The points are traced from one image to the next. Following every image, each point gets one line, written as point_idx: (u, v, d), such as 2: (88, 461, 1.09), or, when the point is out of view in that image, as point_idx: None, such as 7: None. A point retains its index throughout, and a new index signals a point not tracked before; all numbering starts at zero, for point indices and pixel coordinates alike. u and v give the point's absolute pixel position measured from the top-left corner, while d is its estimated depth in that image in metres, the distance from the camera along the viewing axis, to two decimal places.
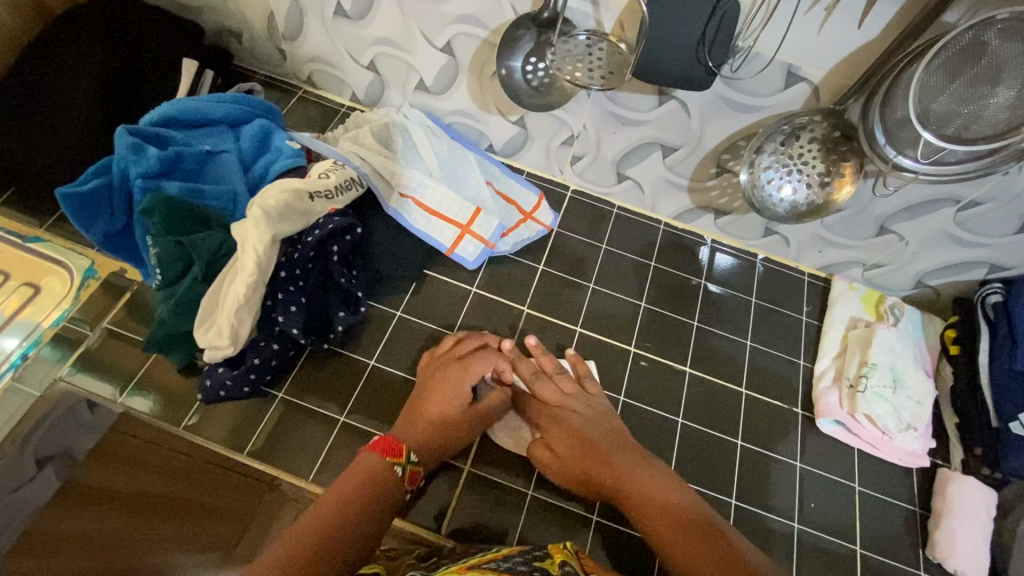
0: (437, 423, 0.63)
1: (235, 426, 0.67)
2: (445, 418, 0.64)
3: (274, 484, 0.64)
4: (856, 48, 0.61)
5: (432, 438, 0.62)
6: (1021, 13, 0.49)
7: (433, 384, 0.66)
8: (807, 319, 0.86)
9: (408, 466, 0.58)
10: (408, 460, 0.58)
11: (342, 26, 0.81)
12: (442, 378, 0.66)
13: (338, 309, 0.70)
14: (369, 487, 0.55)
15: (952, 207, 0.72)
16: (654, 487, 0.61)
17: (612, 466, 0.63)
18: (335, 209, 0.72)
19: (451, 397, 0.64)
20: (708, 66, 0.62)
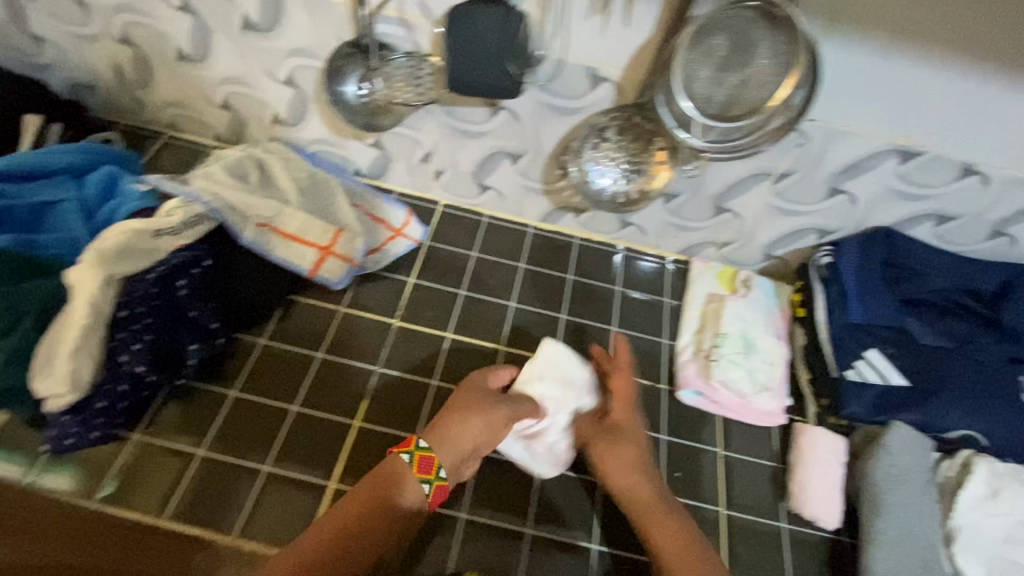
0: (465, 412, 0.67)
1: (131, 481, 0.65)
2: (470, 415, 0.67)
3: (206, 543, 0.62)
4: (642, 46, 0.66)
5: (460, 431, 0.65)
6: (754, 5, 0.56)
7: (465, 391, 0.70)
8: (670, 301, 0.91)
9: (415, 453, 0.63)
10: (415, 447, 0.63)
11: (186, 69, 0.83)
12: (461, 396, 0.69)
13: (189, 342, 0.70)
14: (398, 484, 0.61)
15: (767, 180, 0.78)
16: (665, 526, 0.63)
17: (643, 489, 0.66)
18: (182, 244, 0.73)
19: (469, 404, 0.68)
20: (511, 73, 0.66)
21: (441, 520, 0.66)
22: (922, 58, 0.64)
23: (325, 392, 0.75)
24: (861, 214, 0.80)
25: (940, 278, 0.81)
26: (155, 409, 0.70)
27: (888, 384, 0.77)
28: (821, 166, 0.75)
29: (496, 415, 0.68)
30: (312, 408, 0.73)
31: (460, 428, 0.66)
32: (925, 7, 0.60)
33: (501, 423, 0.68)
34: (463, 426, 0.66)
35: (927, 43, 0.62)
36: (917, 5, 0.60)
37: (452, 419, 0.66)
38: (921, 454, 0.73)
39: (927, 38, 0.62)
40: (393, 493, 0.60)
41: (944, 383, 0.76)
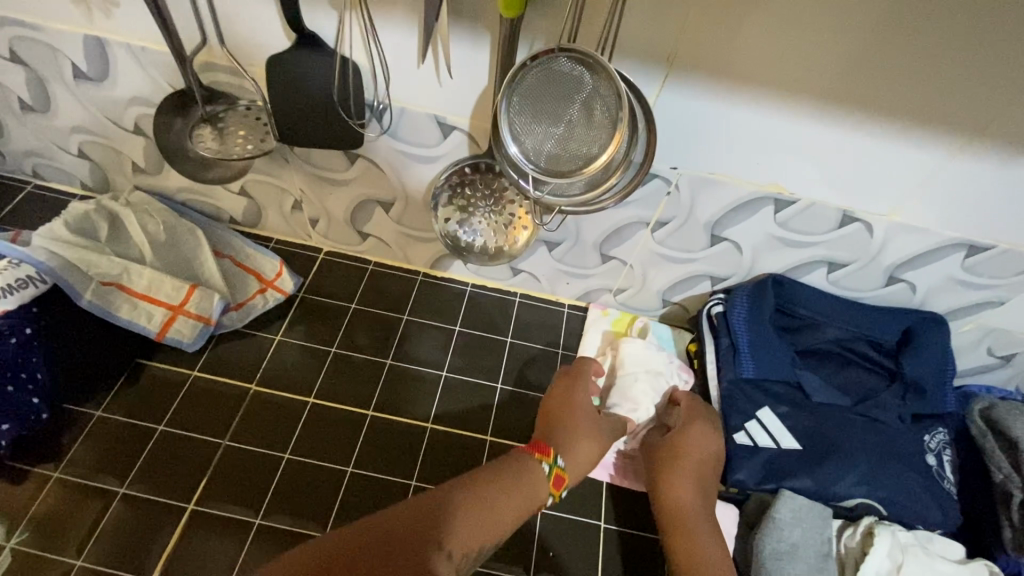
0: (586, 416, 0.64)
1: None
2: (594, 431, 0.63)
3: None
4: (481, 91, 0.61)
5: (574, 445, 0.60)
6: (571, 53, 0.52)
7: (588, 390, 0.68)
8: (564, 352, 0.86)
9: (554, 467, 0.56)
10: (553, 462, 0.57)
11: (33, 118, 0.78)
12: (579, 414, 0.64)
13: (1, 421, 0.64)
14: (516, 481, 0.54)
15: (645, 229, 0.74)
16: (689, 525, 0.60)
17: (683, 498, 0.62)
18: (2, 310, 0.67)
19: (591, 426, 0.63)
20: (349, 122, 0.63)
21: None
22: (778, 105, 0.59)
23: (162, 471, 0.69)
24: (748, 261, 0.75)
25: (836, 328, 0.75)
26: None
27: (779, 447, 0.70)
28: (695, 215, 0.70)
29: (600, 430, 0.63)
30: (143, 491, 0.68)
31: (575, 443, 0.60)
32: (766, 56, 0.55)
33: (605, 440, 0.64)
34: (591, 445, 0.61)
35: (778, 90, 0.58)
36: (760, 54, 0.55)
37: (577, 432, 0.61)
38: (814, 526, 0.66)
39: (777, 87, 0.57)
40: (495, 496, 0.52)
41: (837, 446, 0.70)
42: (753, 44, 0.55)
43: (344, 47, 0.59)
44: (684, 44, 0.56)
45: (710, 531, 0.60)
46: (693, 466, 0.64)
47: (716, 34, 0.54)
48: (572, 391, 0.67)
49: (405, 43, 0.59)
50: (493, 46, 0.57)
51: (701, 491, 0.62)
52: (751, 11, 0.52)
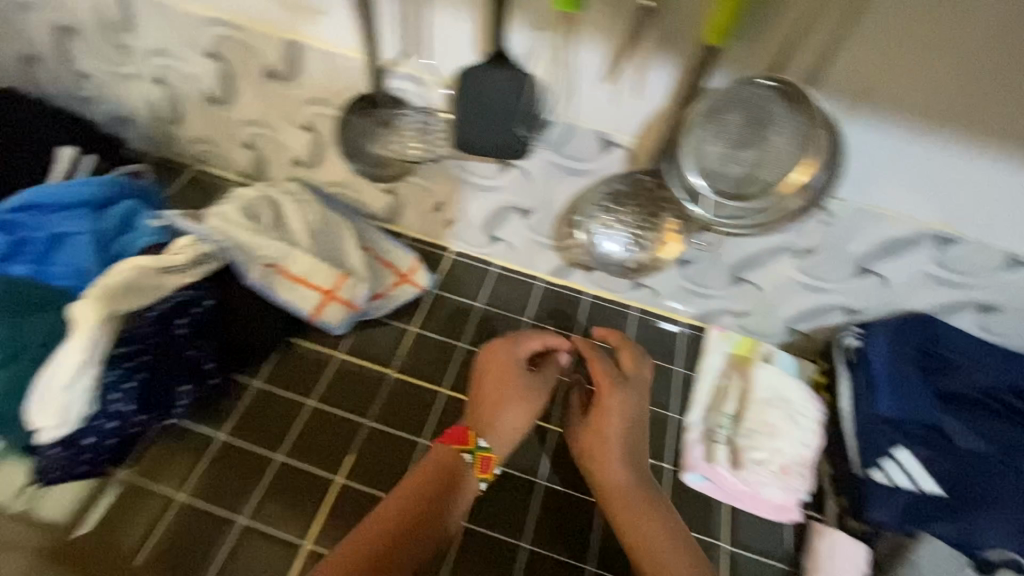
0: (490, 389, 0.69)
1: (116, 520, 0.66)
2: (524, 394, 0.70)
3: None
4: (654, 114, 0.63)
5: (499, 426, 0.67)
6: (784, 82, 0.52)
7: (490, 373, 0.71)
8: (679, 368, 0.86)
9: (475, 453, 0.65)
10: (475, 447, 0.65)
11: (214, 110, 0.86)
12: (515, 376, 0.70)
13: (182, 383, 0.70)
14: (437, 467, 0.63)
15: (789, 256, 0.74)
16: (622, 500, 0.65)
17: (612, 470, 0.66)
18: (189, 282, 0.74)
19: (513, 392, 0.69)
20: (519, 134, 0.65)
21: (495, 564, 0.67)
22: (972, 146, 0.58)
23: (313, 445, 0.74)
24: (892, 297, 0.74)
25: (982, 374, 0.73)
26: (145, 445, 0.71)
27: (919, 490, 0.69)
28: (847, 246, 0.70)
29: (532, 398, 0.70)
30: (297, 461, 0.72)
31: (510, 407, 0.68)
32: (976, 91, 0.53)
33: (535, 400, 0.70)
34: (513, 417, 0.68)
35: (975, 130, 0.56)
36: (966, 93, 0.54)
37: (501, 402, 0.68)
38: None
39: (976, 125, 0.56)
40: (445, 487, 0.62)
41: (984, 498, 0.67)
42: (964, 79, 0.53)
43: (530, 61, 0.62)
44: (888, 70, 0.54)
45: (657, 513, 0.64)
46: (620, 438, 0.68)
47: (929, 63, 0.52)
48: (486, 366, 0.72)
49: (591, 64, 0.60)
50: (682, 71, 0.58)
51: (631, 463, 0.67)
52: (973, 44, 0.51)
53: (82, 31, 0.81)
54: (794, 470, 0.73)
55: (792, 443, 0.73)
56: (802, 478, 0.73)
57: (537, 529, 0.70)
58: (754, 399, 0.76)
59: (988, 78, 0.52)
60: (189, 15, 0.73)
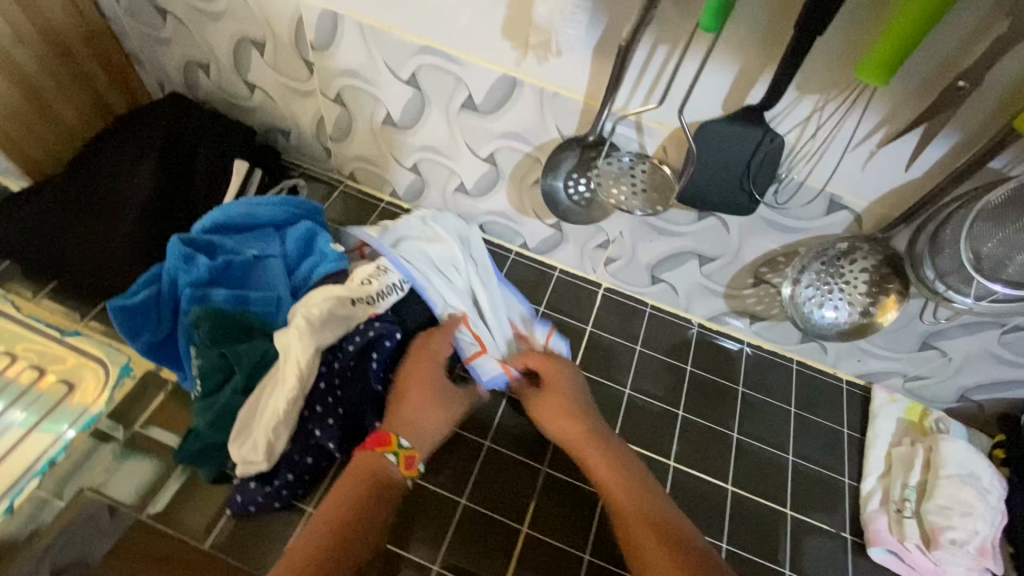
0: (422, 393, 0.66)
1: None
2: (428, 385, 0.67)
3: None
4: (903, 185, 0.60)
5: (421, 421, 0.64)
6: None
7: (415, 370, 0.68)
8: (849, 432, 0.84)
9: (399, 453, 0.60)
10: (398, 448, 0.61)
11: (389, 132, 0.84)
12: (423, 362, 0.69)
13: (374, 420, 0.68)
14: (366, 466, 0.59)
15: (997, 330, 0.71)
16: (597, 449, 0.67)
17: (568, 427, 0.69)
18: (375, 313, 0.72)
19: (419, 378, 0.67)
20: (753, 196, 0.64)
21: None
22: None
23: (494, 492, 0.71)
24: None
25: None
26: (330, 478, 0.68)
27: None
28: None
29: (438, 377, 0.68)
30: (482, 506, 0.70)
31: (433, 401, 0.66)
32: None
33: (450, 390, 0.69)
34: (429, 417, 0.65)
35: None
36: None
37: (403, 397, 0.65)
38: None
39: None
40: (343, 484, 0.58)
41: None
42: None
43: (779, 122, 0.59)
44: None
45: (651, 492, 0.63)
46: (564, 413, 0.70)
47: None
48: (413, 368, 0.68)
49: (857, 128, 0.57)
50: (961, 147, 0.54)
51: (593, 434, 0.68)
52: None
53: (268, 46, 0.80)
54: (991, 553, 0.71)
55: (988, 527, 0.71)
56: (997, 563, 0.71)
57: None
58: (951, 476, 0.73)
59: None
60: (397, 41, 0.71)
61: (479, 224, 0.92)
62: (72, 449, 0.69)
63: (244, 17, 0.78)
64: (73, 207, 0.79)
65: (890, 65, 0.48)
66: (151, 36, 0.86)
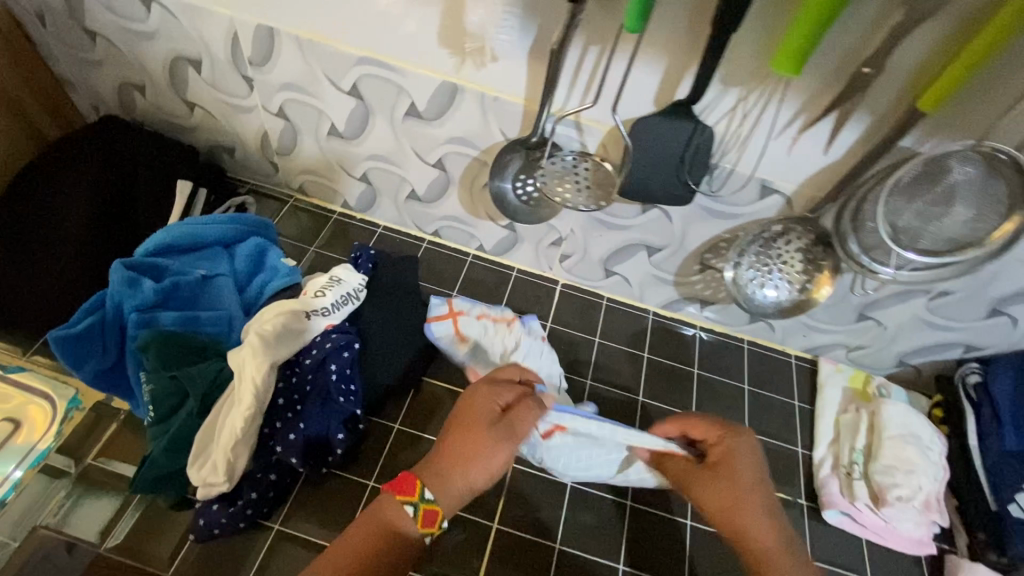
0: (472, 445, 0.58)
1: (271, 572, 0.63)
2: (468, 428, 0.59)
3: None
4: (825, 167, 0.63)
5: (465, 475, 0.57)
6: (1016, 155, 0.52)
7: (464, 408, 0.61)
8: (799, 404, 0.89)
9: (419, 506, 0.55)
10: (421, 501, 0.55)
11: (336, 143, 0.84)
12: (473, 393, 0.63)
13: (337, 431, 0.67)
14: (379, 516, 0.55)
15: (923, 297, 0.76)
16: (762, 538, 0.57)
17: (728, 513, 0.59)
18: (332, 324, 0.72)
19: (473, 414, 0.60)
20: (690, 185, 0.67)
21: None
22: None
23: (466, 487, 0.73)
24: (1018, 337, 0.78)
25: None
26: (297, 492, 0.68)
27: None
28: (986, 290, 0.72)
29: (483, 421, 0.60)
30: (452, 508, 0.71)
31: (472, 446, 0.58)
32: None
33: (496, 432, 0.59)
34: (469, 471, 0.57)
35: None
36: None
37: (449, 436, 0.59)
38: None
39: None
40: (355, 530, 0.54)
41: None
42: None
43: (707, 114, 0.62)
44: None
45: None
46: (727, 501, 0.59)
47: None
48: (463, 409, 0.61)
49: (779, 117, 0.60)
50: (871, 129, 0.58)
51: (764, 522, 0.58)
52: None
53: (205, 63, 0.79)
54: (936, 506, 0.75)
55: (933, 484, 0.75)
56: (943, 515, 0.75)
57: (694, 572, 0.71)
58: (892, 437, 0.77)
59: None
60: (336, 53, 0.71)
61: (435, 228, 0.93)
62: (19, 489, 0.66)
63: (178, 35, 0.76)
64: (14, 241, 0.78)
65: (800, 56, 0.51)
66: (80, 57, 0.84)
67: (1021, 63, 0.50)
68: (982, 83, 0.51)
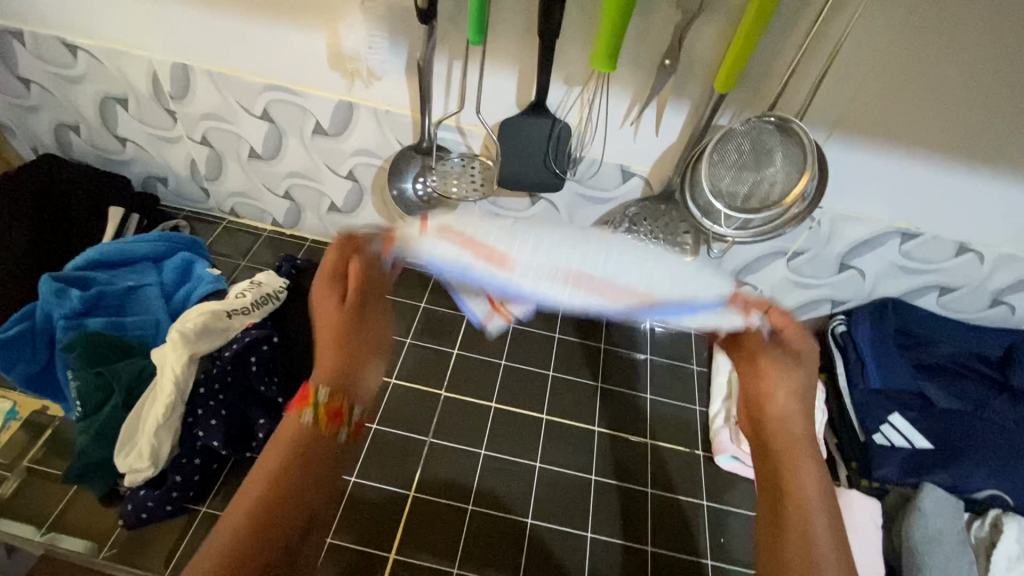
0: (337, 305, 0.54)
1: (200, 549, 0.67)
2: (334, 319, 0.54)
3: None
4: (667, 148, 0.75)
5: (351, 352, 0.54)
6: (784, 120, 0.64)
7: (322, 305, 0.54)
8: (698, 368, 0.97)
9: (317, 408, 0.51)
10: (318, 402, 0.52)
11: (257, 165, 0.92)
12: (325, 297, 0.54)
13: (258, 417, 0.73)
14: (291, 438, 0.50)
15: (783, 258, 0.87)
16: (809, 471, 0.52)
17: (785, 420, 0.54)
18: (253, 323, 0.79)
19: (331, 307, 0.53)
20: (556, 171, 0.76)
21: (574, 539, 0.74)
22: (925, 160, 0.72)
23: (386, 461, 0.79)
24: (870, 287, 0.88)
25: (948, 345, 0.87)
26: (225, 478, 0.73)
27: (914, 448, 0.81)
28: (830, 247, 0.84)
29: (339, 315, 0.54)
30: (375, 479, 0.77)
31: (338, 331, 0.54)
32: (936, 110, 0.67)
33: (357, 318, 0.55)
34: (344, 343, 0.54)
35: (934, 144, 0.70)
36: (920, 117, 0.68)
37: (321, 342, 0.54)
38: (953, 515, 0.75)
39: (929, 142, 0.70)
40: (270, 454, 0.49)
41: (966, 446, 0.80)
42: (918, 103, 0.66)
43: (561, 111, 0.73)
44: (864, 100, 0.68)
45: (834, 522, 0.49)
46: (796, 419, 0.54)
47: (890, 98, 0.67)
48: (322, 305, 0.54)
49: (618, 107, 0.72)
50: (691, 112, 0.70)
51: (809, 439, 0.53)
52: (927, 79, 0.65)
53: (131, 101, 0.88)
54: None
55: (805, 425, 0.85)
56: (818, 450, 0.84)
57: (598, 521, 0.76)
58: None
59: (938, 96, 0.66)
60: (247, 83, 0.81)
61: None
62: None
63: (105, 78, 0.86)
64: None
65: (611, 54, 0.62)
66: (20, 105, 0.92)
67: (775, 50, 0.64)
68: (755, 65, 0.65)
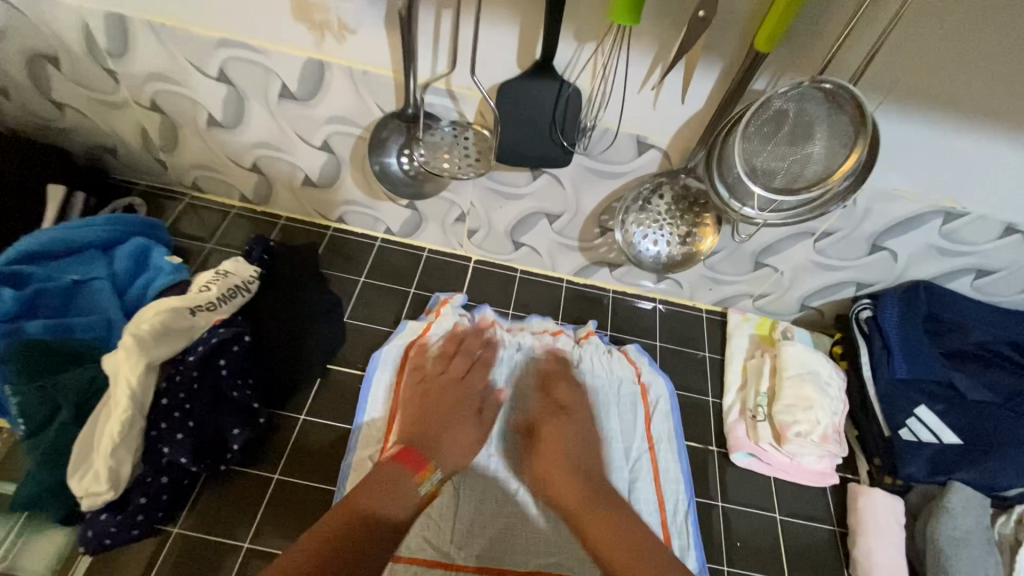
0: (455, 418, 0.71)
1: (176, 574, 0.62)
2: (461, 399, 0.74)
3: None
4: (690, 117, 0.65)
5: (460, 429, 0.71)
6: (842, 85, 0.54)
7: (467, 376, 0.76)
8: (711, 356, 0.91)
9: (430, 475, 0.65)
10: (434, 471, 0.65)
11: (217, 135, 0.81)
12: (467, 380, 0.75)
13: (233, 426, 0.66)
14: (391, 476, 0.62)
15: (809, 240, 0.79)
16: (598, 516, 0.63)
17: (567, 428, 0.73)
18: (220, 319, 0.70)
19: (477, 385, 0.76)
20: (562, 144, 0.67)
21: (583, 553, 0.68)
22: (987, 132, 0.63)
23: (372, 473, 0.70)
24: (900, 269, 0.81)
25: (983, 331, 0.80)
26: (199, 495, 0.66)
27: (942, 443, 0.76)
28: (862, 227, 0.76)
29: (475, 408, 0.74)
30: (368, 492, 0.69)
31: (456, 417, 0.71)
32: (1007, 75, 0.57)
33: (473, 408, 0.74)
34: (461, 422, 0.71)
35: (998, 116, 0.61)
36: (991, 82, 0.58)
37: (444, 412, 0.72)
38: (980, 514, 0.71)
39: (995, 112, 0.61)
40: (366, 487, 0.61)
41: (996, 442, 0.75)
42: (992, 65, 0.57)
43: (570, 72, 0.62)
44: (929, 60, 0.58)
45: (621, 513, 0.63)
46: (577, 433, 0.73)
47: (958, 59, 0.57)
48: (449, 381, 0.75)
49: (637, 69, 0.61)
50: (722, 75, 0.60)
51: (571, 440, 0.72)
52: (1004, 36, 0.55)
53: (63, 60, 0.75)
54: (831, 438, 0.78)
55: (828, 420, 0.78)
56: (840, 447, 0.79)
57: None
58: (791, 377, 0.80)
59: (1019, 58, 0.55)
60: (199, 38, 0.69)
61: (338, 215, 0.91)
62: None
63: (28, 32, 0.72)
64: None
65: (634, 5, 0.51)
66: None
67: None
68: (805, 20, 0.55)
